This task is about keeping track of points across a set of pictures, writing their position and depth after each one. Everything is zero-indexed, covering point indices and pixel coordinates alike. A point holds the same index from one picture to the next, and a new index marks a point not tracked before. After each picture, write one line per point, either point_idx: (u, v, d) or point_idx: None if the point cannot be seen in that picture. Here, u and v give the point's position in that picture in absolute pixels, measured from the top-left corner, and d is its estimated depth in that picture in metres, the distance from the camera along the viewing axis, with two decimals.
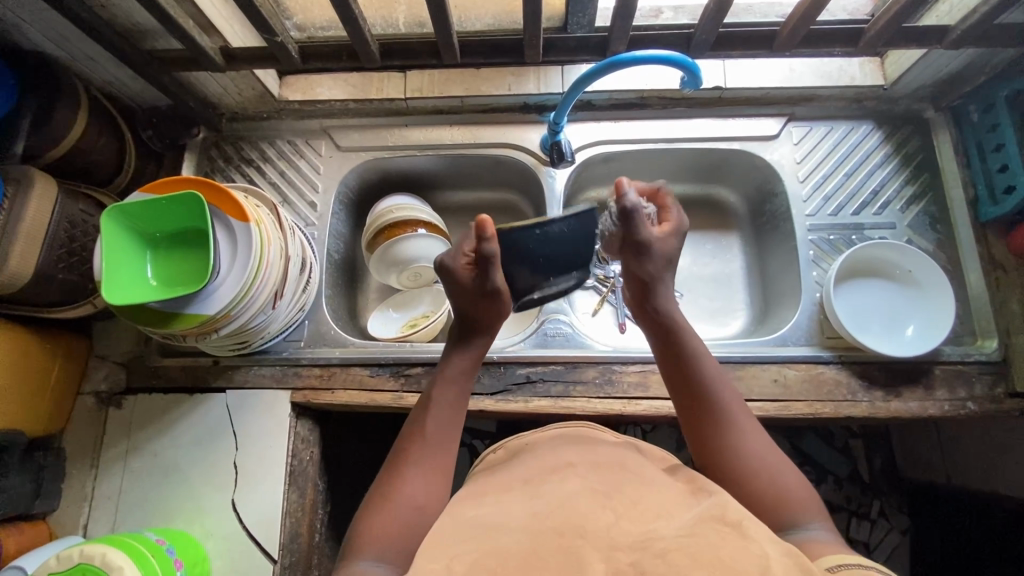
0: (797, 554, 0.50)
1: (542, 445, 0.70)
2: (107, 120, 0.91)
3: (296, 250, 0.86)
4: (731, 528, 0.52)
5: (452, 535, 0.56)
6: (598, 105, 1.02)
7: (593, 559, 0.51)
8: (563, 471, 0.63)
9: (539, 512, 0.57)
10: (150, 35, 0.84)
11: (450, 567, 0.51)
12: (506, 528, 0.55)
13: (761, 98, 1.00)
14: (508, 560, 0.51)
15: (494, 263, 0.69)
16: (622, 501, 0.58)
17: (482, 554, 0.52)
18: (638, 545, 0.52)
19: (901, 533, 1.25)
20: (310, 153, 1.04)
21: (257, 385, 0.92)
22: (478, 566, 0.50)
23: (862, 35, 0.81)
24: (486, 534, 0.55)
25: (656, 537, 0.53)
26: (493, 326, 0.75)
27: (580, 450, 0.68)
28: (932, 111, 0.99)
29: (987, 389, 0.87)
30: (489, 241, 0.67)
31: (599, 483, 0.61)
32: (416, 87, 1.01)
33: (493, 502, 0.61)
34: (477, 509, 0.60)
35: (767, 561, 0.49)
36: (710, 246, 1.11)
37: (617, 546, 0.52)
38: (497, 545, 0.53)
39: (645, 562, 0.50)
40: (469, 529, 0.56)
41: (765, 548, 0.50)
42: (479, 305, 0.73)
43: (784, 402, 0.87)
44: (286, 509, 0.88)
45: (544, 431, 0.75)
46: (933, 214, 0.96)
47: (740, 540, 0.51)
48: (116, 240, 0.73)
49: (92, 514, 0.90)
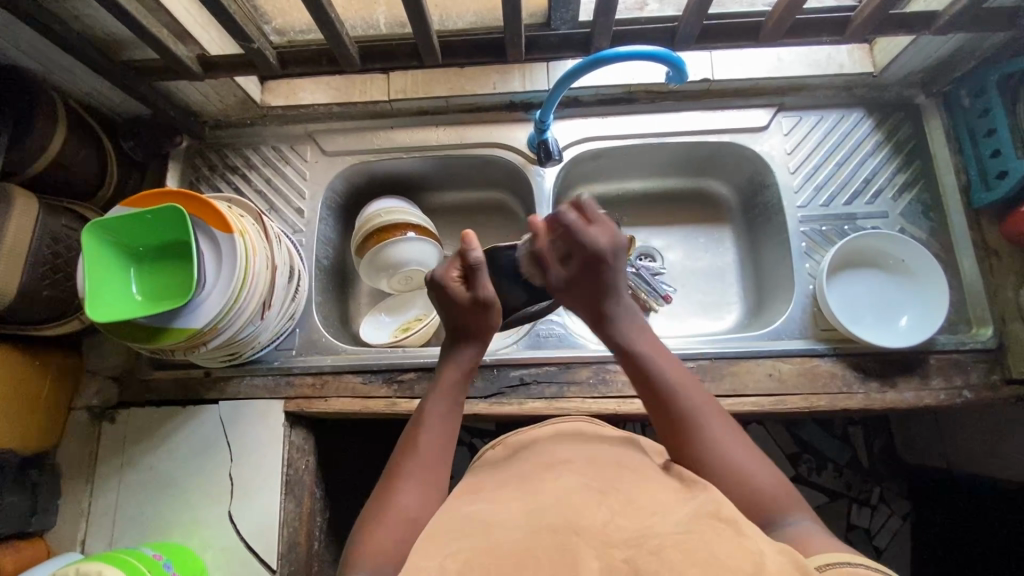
0: (790, 551, 0.50)
1: (535, 442, 0.71)
2: (88, 132, 0.90)
3: (283, 258, 0.85)
4: (726, 524, 0.52)
5: (444, 537, 0.55)
6: (585, 101, 1.00)
7: (587, 556, 0.50)
8: (556, 468, 0.63)
9: (533, 511, 0.56)
10: (127, 45, 0.82)
11: (442, 567, 0.50)
12: (500, 527, 0.55)
13: (749, 90, 0.99)
14: (500, 560, 0.50)
15: (478, 270, 0.75)
16: (617, 498, 0.58)
17: (472, 553, 0.51)
18: (632, 541, 0.52)
19: (901, 519, 1.24)
20: (295, 159, 1.03)
21: (250, 396, 0.92)
22: (468, 565, 0.50)
23: (849, 23, 0.80)
24: (479, 535, 0.54)
25: (651, 533, 0.52)
26: (482, 337, 0.78)
27: (574, 446, 0.68)
28: (923, 96, 0.98)
29: (982, 376, 0.87)
30: (472, 251, 0.74)
31: (593, 481, 0.60)
32: (400, 88, 0.99)
33: (486, 501, 0.60)
34: (471, 508, 0.59)
35: (762, 557, 0.48)
36: (703, 240, 1.11)
37: (612, 543, 0.52)
38: (489, 543, 0.52)
39: (640, 560, 0.49)
40: (462, 530, 0.55)
41: (760, 545, 0.50)
42: (469, 315, 0.76)
43: (779, 396, 0.87)
44: (283, 518, 0.88)
45: (539, 427, 0.76)
46: (926, 201, 0.95)
47: (735, 536, 0.51)
48: (99, 257, 0.72)
49: (89, 529, 0.89)
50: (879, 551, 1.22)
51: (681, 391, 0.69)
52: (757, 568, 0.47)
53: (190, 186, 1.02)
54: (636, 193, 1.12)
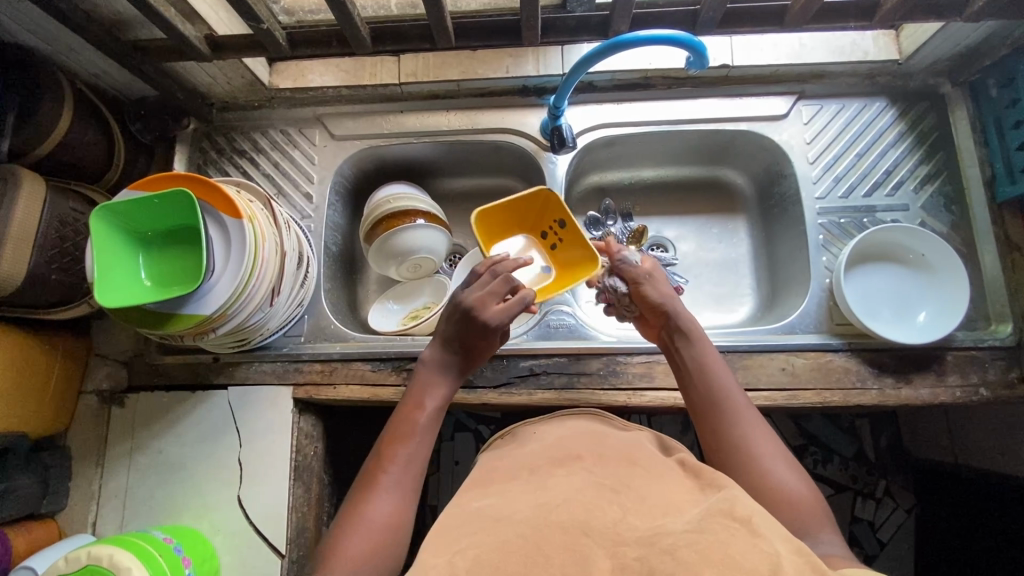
0: (806, 554, 0.48)
1: (543, 431, 0.73)
2: (94, 113, 0.88)
3: (292, 245, 0.85)
4: (740, 523, 0.50)
5: (456, 534, 0.55)
6: (600, 86, 0.98)
7: (598, 557, 0.49)
8: (569, 463, 0.64)
9: (543, 507, 0.56)
10: (134, 24, 0.80)
11: (452, 562, 0.50)
12: (510, 522, 0.54)
13: (769, 77, 0.96)
14: (513, 556, 0.49)
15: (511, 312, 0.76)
16: (628, 497, 0.58)
17: (483, 550, 0.51)
18: (645, 540, 0.50)
19: (905, 512, 1.24)
20: (304, 142, 1.01)
21: (259, 381, 0.92)
22: (480, 561, 0.49)
23: (877, 9, 0.77)
24: (490, 530, 0.54)
25: (663, 531, 0.51)
26: (475, 360, 0.79)
27: (586, 441, 0.69)
28: (949, 86, 0.95)
29: (1000, 374, 0.85)
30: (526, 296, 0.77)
31: (606, 477, 0.61)
32: (410, 71, 0.97)
33: (498, 498, 0.60)
34: (482, 506, 0.60)
35: (777, 557, 0.46)
36: (715, 230, 1.09)
37: (623, 541, 0.50)
38: (499, 539, 0.52)
39: (653, 559, 0.48)
40: (473, 528, 0.55)
41: (775, 545, 0.47)
42: (479, 339, 0.77)
43: (792, 391, 0.85)
44: (292, 504, 0.88)
45: (546, 419, 0.78)
46: (948, 194, 0.93)
47: (749, 537, 0.48)
48: (106, 241, 0.71)
49: (100, 511, 0.90)
50: (883, 543, 1.22)
51: (703, 375, 0.74)
52: (774, 568, 0.45)
53: (197, 169, 1.01)
54: (649, 181, 1.10)
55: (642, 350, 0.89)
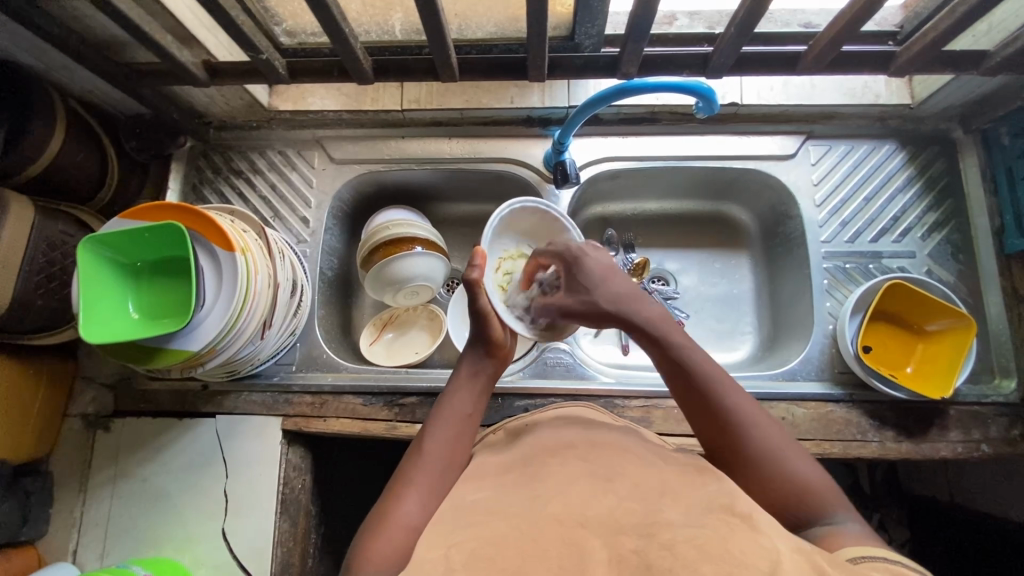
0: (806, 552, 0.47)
1: (543, 426, 0.68)
2: (86, 132, 0.85)
3: (286, 274, 0.83)
4: (740, 519, 0.49)
5: (448, 528, 0.53)
6: (607, 120, 0.96)
7: (594, 548, 0.48)
8: (562, 453, 0.61)
9: (539, 500, 0.54)
10: (127, 46, 0.78)
11: (447, 560, 0.48)
12: (507, 515, 0.53)
13: (779, 116, 0.94)
14: (509, 550, 0.48)
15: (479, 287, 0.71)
16: (622, 485, 0.55)
17: (477, 543, 0.49)
18: (642, 531, 0.49)
19: (897, 545, 1.19)
20: (302, 164, 0.99)
21: (248, 412, 0.90)
22: (474, 557, 0.47)
23: (892, 59, 0.75)
24: (484, 524, 0.52)
25: (662, 521, 0.50)
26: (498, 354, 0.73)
27: (578, 431, 0.66)
28: (960, 132, 0.94)
29: (1002, 431, 0.84)
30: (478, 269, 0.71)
31: (598, 467, 0.58)
32: (413, 97, 0.96)
33: (494, 491, 0.57)
34: (477, 502, 0.56)
35: (773, 550, 0.45)
36: (718, 266, 1.07)
37: (622, 530, 0.49)
38: (495, 533, 0.50)
39: (650, 552, 0.46)
40: (460, 523, 0.54)
41: (773, 541, 0.47)
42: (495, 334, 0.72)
43: (793, 441, 0.84)
44: (278, 538, 0.86)
45: (541, 412, 0.74)
46: (956, 243, 0.91)
47: (749, 532, 0.48)
48: (94, 273, 0.68)
49: (81, 540, 0.88)
50: None
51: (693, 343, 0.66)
52: (770, 564, 0.44)
53: (193, 188, 0.99)
54: (653, 214, 1.09)
55: (641, 394, 0.87)
